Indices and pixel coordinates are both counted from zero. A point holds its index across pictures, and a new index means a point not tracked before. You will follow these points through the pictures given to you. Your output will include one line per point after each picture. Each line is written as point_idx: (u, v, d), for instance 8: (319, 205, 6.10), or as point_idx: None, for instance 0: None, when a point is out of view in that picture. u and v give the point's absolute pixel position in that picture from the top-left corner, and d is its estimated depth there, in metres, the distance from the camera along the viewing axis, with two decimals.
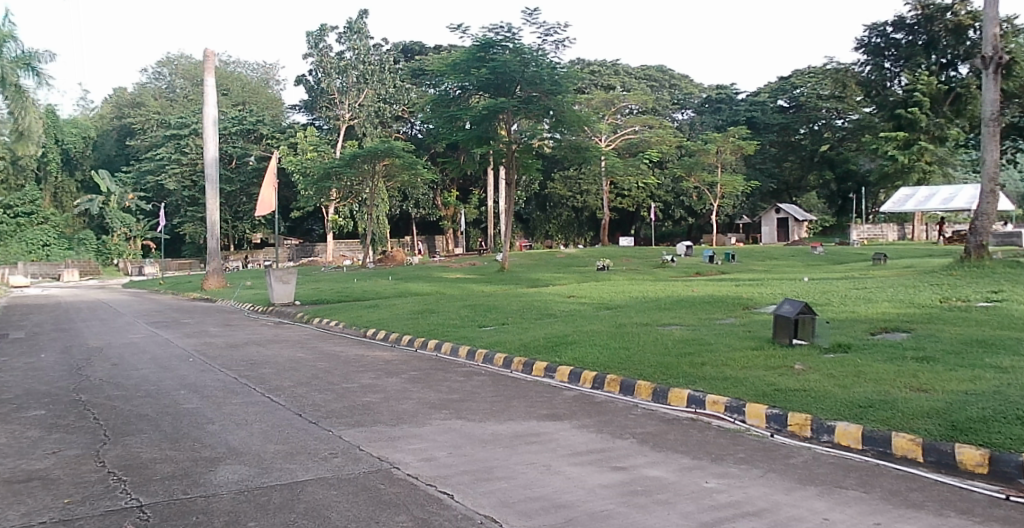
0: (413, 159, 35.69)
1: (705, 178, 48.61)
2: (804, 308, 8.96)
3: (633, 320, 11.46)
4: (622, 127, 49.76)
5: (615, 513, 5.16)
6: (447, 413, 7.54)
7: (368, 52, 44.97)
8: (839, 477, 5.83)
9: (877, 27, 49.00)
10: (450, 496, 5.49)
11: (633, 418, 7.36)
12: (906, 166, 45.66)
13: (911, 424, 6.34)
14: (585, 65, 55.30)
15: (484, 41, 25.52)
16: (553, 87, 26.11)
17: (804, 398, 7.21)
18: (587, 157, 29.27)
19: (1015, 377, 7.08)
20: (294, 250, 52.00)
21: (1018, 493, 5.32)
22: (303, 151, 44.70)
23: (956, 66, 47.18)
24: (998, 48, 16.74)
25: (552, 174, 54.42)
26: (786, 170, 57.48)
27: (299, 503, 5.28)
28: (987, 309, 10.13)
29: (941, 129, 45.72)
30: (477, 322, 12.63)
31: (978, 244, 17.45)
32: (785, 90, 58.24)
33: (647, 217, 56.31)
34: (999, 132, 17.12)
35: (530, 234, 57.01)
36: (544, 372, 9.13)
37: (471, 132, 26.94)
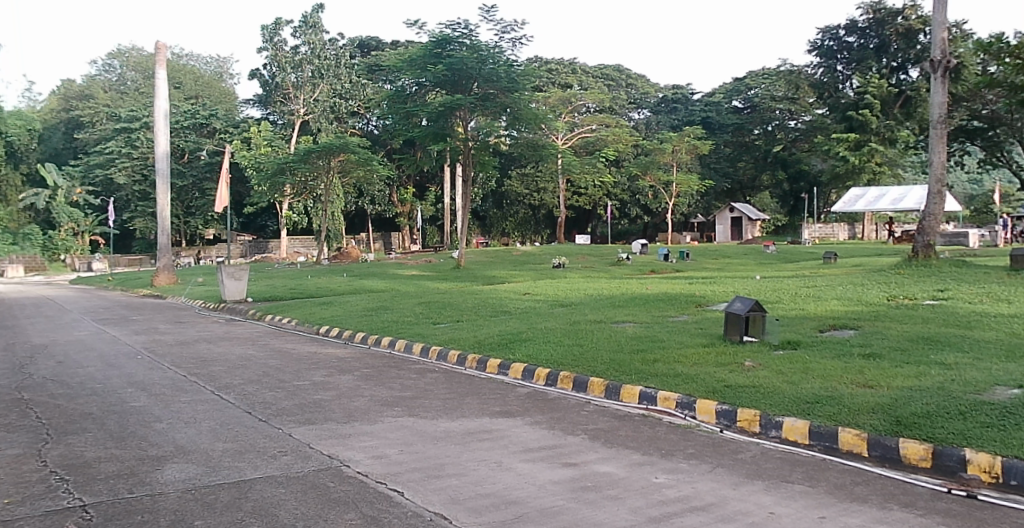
0: (369, 155, 35.41)
1: (661, 178, 49.46)
2: (755, 305, 9.04)
3: (586, 318, 11.49)
4: (579, 125, 50.01)
5: (565, 509, 5.20)
6: (399, 410, 7.48)
7: (324, 46, 44.60)
8: (786, 471, 5.93)
9: (830, 31, 50.65)
10: (400, 493, 5.47)
11: (585, 414, 7.38)
12: (858, 167, 46.49)
13: (857, 419, 6.48)
14: (542, 63, 55.10)
15: (441, 38, 25.53)
16: (510, 84, 26.15)
17: (753, 394, 7.30)
18: (543, 154, 29.67)
19: (959, 373, 7.26)
20: (248, 246, 51.55)
21: (958, 486, 5.47)
22: (257, 146, 44.10)
23: (907, 69, 48.95)
24: (947, 52, 17.11)
25: (510, 171, 54.54)
26: (740, 170, 58.13)
27: (247, 502, 5.21)
28: (932, 306, 10.37)
29: (891, 131, 46.90)
30: (431, 319, 12.57)
31: (925, 244, 17.84)
32: (740, 90, 59.02)
33: (603, 215, 56.53)
34: (946, 135, 17.51)
35: (486, 232, 56.63)
36: (498, 369, 9.13)
37: (427, 129, 26.83)
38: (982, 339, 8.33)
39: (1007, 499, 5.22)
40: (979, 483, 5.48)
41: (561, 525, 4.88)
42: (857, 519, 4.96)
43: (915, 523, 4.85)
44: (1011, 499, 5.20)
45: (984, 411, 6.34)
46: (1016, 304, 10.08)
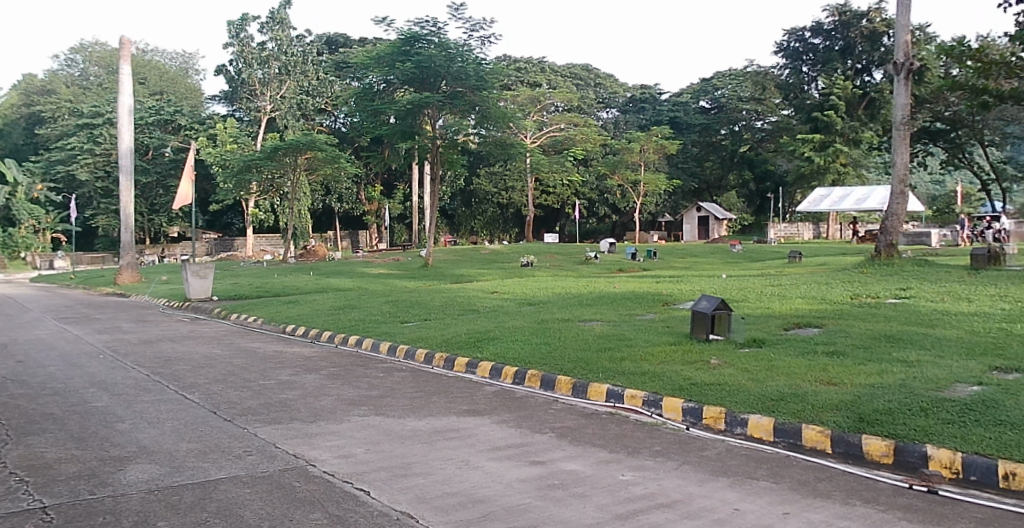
0: (336, 153, 35.17)
1: (628, 177, 50.19)
2: (721, 304, 9.13)
3: (555, 316, 11.51)
4: (548, 124, 50.08)
5: (532, 507, 5.20)
6: (365, 410, 7.44)
7: (291, 43, 44.17)
8: (751, 468, 5.99)
9: (797, 32, 51.47)
10: (367, 493, 5.43)
11: (552, 413, 7.39)
12: (822, 167, 47.42)
13: (821, 416, 6.56)
14: (511, 62, 55.03)
15: (410, 35, 25.40)
16: (478, 83, 26.15)
17: (718, 391, 7.36)
18: (510, 152, 29.76)
19: (920, 371, 7.38)
20: (213, 244, 51.01)
21: (920, 482, 5.57)
22: (223, 143, 43.69)
23: (871, 71, 49.92)
24: (909, 55, 17.42)
25: (478, 170, 54.55)
26: (707, 170, 58.60)
27: (211, 502, 5.15)
28: (893, 305, 10.53)
29: (855, 132, 47.87)
30: (399, 318, 12.53)
31: (888, 244, 18.13)
32: (706, 91, 60.31)
33: (572, 214, 56.67)
34: (908, 136, 17.82)
35: (454, 230, 56.41)
36: (465, 368, 9.11)
37: (396, 127, 26.71)
38: (943, 337, 8.48)
39: (966, 494, 5.34)
40: (940, 479, 5.59)
41: (528, 523, 4.88)
42: (820, 515, 5.04)
43: (877, 519, 4.93)
44: (970, 494, 5.32)
45: (944, 408, 6.46)
46: (975, 302, 10.30)
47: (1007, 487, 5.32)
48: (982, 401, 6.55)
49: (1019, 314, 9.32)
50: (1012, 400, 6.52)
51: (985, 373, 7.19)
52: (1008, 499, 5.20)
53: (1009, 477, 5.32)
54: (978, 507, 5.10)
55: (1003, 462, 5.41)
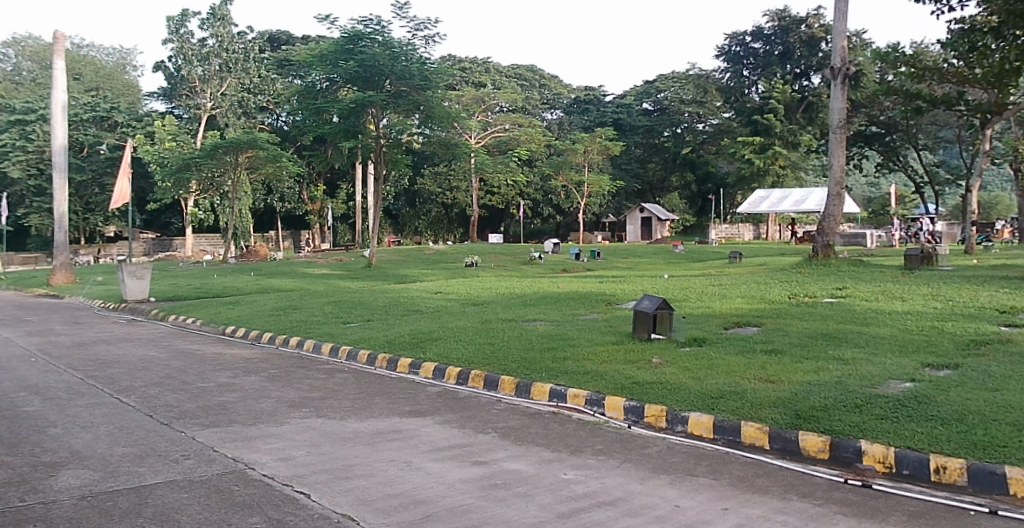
0: (277, 151, 34.87)
1: (573, 177, 51.13)
2: (662, 304, 9.24)
3: (499, 316, 11.54)
4: (492, 124, 50.34)
5: (474, 508, 5.20)
6: (306, 412, 7.35)
7: (231, 40, 43.48)
8: (691, 465, 6.08)
9: (737, 37, 52.76)
10: (307, 496, 5.38)
11: (495, 413, 7.40)
12: (761, 169, 48.66)
13: (759, 413, 6.69)
14: (456, 61, 54.88)
15: (353, 33, 25.15)
16: (423, 82, 26.09)
17: (660, 390, 7.44)
18: (455, 152, 29.89)
19: (854, 368, 7.56)
20: (151, 243, 49.99)
21: (855, 476, 5.72)
22: (161, 140, 42.47)
23: (809, 75, 51.45)
24: (846, 60, 17.79)
25: (422, 170, 54.37)
26: (650, 171, 59.27)
27: (147, 508, 5.04)
28: (831, 304, 10.79)
29: (794, 135, 49.36)
30: (341, 319, 12.42)
31: (825, 244, 18.56)
32: (649, 93, 60.59)
33: (516, 215, 56.81)
34: (844, 139, 18.20)
35: (399, 230, 55.92)
36: (408, 368, 9.07)
37: (339, 126, 26.54)
38: (876, 335, 8.71)
39: (899, 487, 5.49)
40: (873, 473, 5.75)
41: (469, 524, 4.88)
42: (758, 510, 5.13)
43: (813, 513, 5.05)
44: (903, 488, 5.47)
45: (878, 404, 6.63)
46: (907, 300, 10.62)
47: (938, 480, 5.49)
48: (915, 397, 6.75)
49: (948, 312, 9.63)
50: (942, 396, 6.74)
51: (917, 370, 7.41)
52: (940, 492, 5.36)
53: (940, 471, 5.50)
54: (910, 500, 5.25)
55: (933, 455, 5.60)
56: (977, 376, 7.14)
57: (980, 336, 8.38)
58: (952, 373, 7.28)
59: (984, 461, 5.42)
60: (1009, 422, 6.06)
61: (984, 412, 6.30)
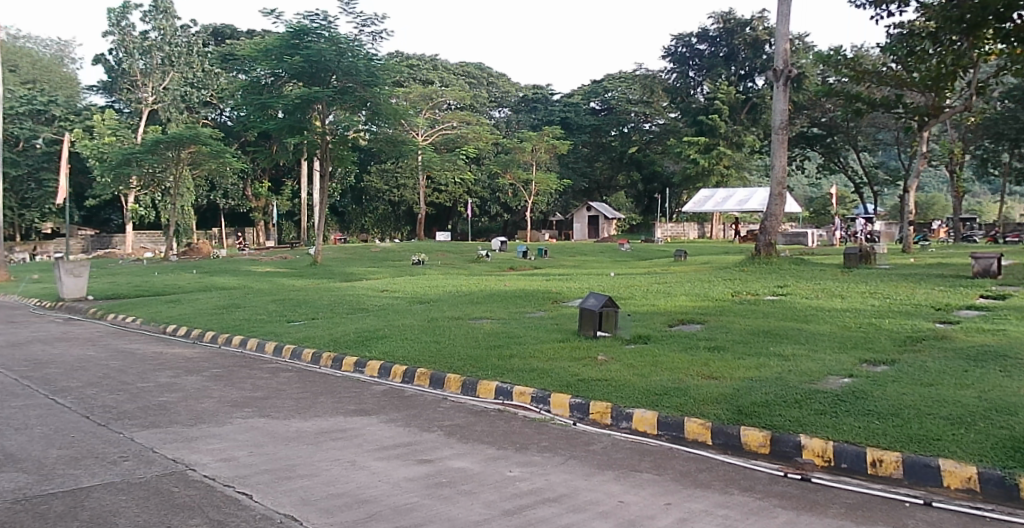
0: (221, 147, 34.33)
1: (521, 176, 51.42)
2: (608, 301, 9.35)
3: (445, 314, 11.52)
4: (439, 122, 50.13)
5: (419, 506, 5.21)
6: (249, 412, 7.26)
7: (174, 33, 42.58)
8: (635, 461, 6.16)
9: (683, 38, 53.95)
10: (249, 496, 5.34)
11: (441, 411, 7.39)
12: (706, 169, 49.44)
13: (702, 409, 6.80)
14: (404, 58, 54.60)
15: (298, 28, 24.87)
16: (370, 79, 26.00)
17: (605, 386, 7.52)
18: (403, 150, 29.49)
19: (794, 364, 7.73)
20: (90, 240, 48.93)
21: (794, 470, 5.86)
22: (100, 135, 41.38)
23: (753, 77, 52.60)
24: (788, 63, 18.09)
25: (369, 167, 53.96)
26: (597, 170, 59.62)
27: (83, 511, 4.95)
28: (772, 301, 11.02)
29: (738, 136, 50.21)
30: (286, 318, 12.26)
31: (767, 243, 18.91)
32: (597, 93, 60.25)
33: (464, 213, 56.93)
34: (787, 140, 18.57)
35: (345, 228, 55.91)
36: (353, 367, 9.02)
37: (284, 121, 26.10)
38: (816, 332, 8.90)
39: (837, 481, 5.63)
40: (812, 467, 5.89)
41: (414, 522, 4.88)
42: (701, 504, 5.23)
43: (754, 507, 5.15)
44: (840, 481, 5.61)
45: (817, 399, 6.80)
46: (846, 298, 10.89)
47: (874, 473, 5.65)
48: (852, 393, 6.93)
49: (885, 310, 9.89)
50: (878, 391, 6.94)
51: (856, 365, 7.60)
52: (877, 485, 5.52)
53: (876, 464, 5.65)
54: (848, 493, 5.39)
55: (870, 449, 5.75)
56: (913, 372, 7.35)
57: (915, 333, 8.63)
58: (888, 369, 7.48)
59: (918, 453, 5.59)
60: (941, 416, 6.26)
61: (919, 406, 6.50)
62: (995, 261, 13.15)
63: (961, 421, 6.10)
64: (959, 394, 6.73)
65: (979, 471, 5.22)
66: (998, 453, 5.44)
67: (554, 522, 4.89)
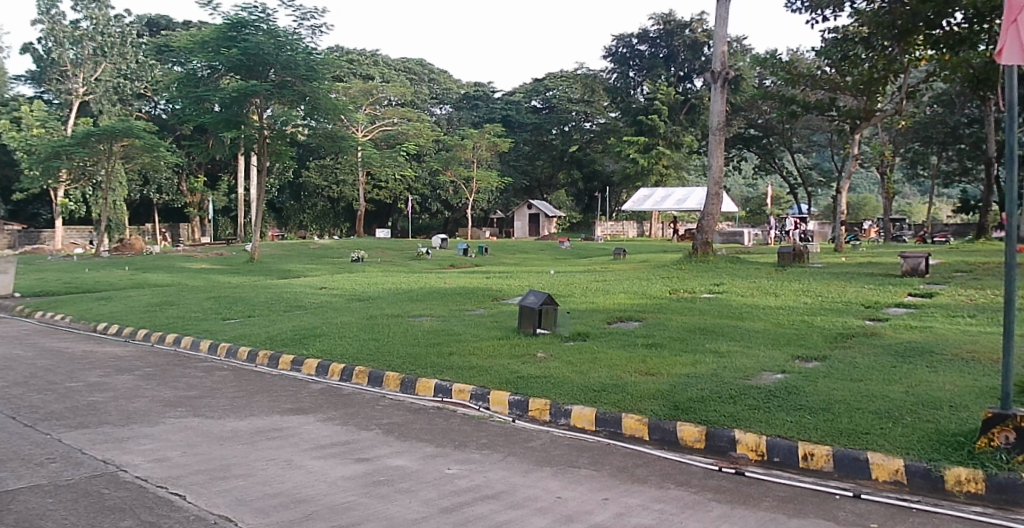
0: (156, 141, 33.62)
1: (461, 172, 51.53)
2: (547, 299, 9.44)
3: (384, 312, 11.50)
4: (380, 118, 49.99)
5: (356, 505, 5.19)
6: (183, 411, 7.15)
7: (108, 23, 41.49)
8: (573, 457, 6.23)
9: (625, 38, 54.12)
10: (182, 497, 5.25)
11: (379, 409, 7.37)
12: (645, 168, 50.03)
13: (639, 405, 6.92)
14: (344, 53, 54.25)
15: (236, 20, 24.59)
16: (308, 73, 25.78)
17: (544, 383, 7.60)
18: (343, 146, 28.38)
19: (729, 361, 7.91)
20: (17, 236, 47.39)
21: (728, 464, 5.99)
22: (27, 127, 40.00)
23: (692, 79, 53.86)
24: (725, 64, 18.43)
25: (307, 162, 53.43)
26: (537, 168, 59.99)
27: (8, 514, 4.82)
28: (709, 299, 11.27)
29: (677, 136, 51.09)
30: (221, 315, 12.10)
31: (704, 242, 19.26)
32: (538, 91, 61.37)
33: (404, 209, 56.82)
34: (723, 141, 19.01)
35: (282, 224, 55.60)
36: (289, 365, 8.94)
37: (220, 115, 25.64)
38: (751, 329, 9.12)
39: (769, 474, 5.78)
40: (746, 461, 6.03)
41: (350, 521, 4.87)
42: (637, 499, 5.32)
43: (688, 501, 5.26)
44: (773, 474, 5.76)
45: (751, 395, 6.96)
46: (780, 296, 11.16)
47: (805, 466, 5.81)
48: (785, 388, 7.12)
49: (817, 307, 10.18)
50: (809, 386, 7.14)
51: (789, 362, 7.80)
52: (808, 477, 5.68)
53: (807, 458, 5.82)
54: (780, 486, 5.53)
55: (802, 443, 5.92)
56: (843, 367, 7.59)
57: (846, 329, 8.90)
58: (819, 365, 7.71)
59: (848, 447, 5.77)
60: (871, 411, 6.46)
61: (849, 401, 6.71)
62: (923, 261, 13.58)
63: (890, 416, 6.30)
64: (887, 389, 6.96)
65: (905, 464, 5.42)
66: (924, 446, 5.64)
67: (492, 519, 4.92)
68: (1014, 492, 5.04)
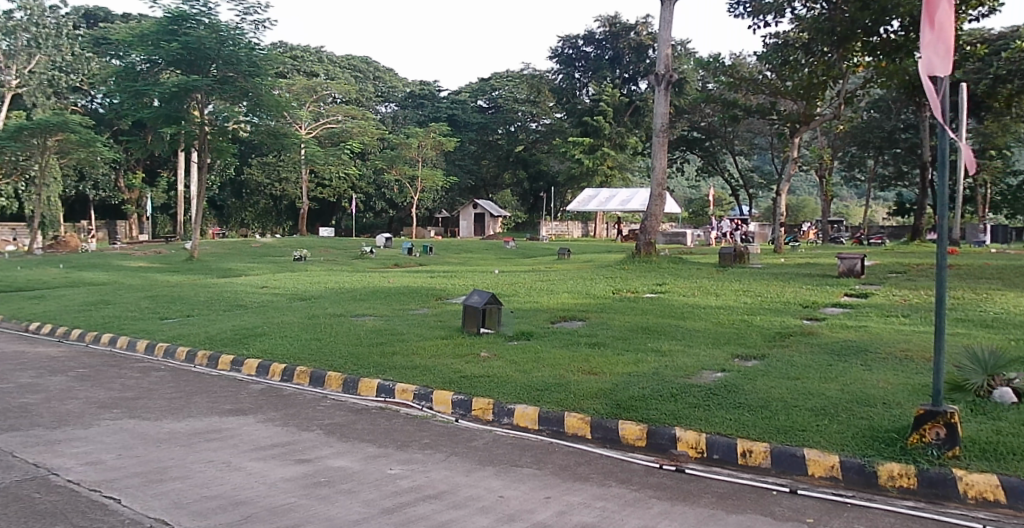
0: (91, 135, 32.75)
1: (406, 171, 52.08)
2: (492, 298, 9.49)
3: (326, 311, 11.44)
4: (324, 115, 49.48)
5: (296, 506, 5.16)
6: (117, 413, 7.03)
7: (42, 14, 38.98)
8: (517, 456, 6.29)
9: (570, 40, 53.92)
10: (117, 501, 5.16)
11: (320, 410, 7.33)
12: (591, 169, 50.75)
13: (583, 404, 7.00)
14: (288, 49, 53.76)
15: (177, 14, 24.28)
16: (251, 69, 25.37)
17: (486, 383, 7.65)
18: (284, 144, 28.56)
19: (670, 360, 8.05)
20: None
21: (669, 462, 6.10)
22: None
23: (636, 81, 54.24)
24: (669, 67, 18.67)
25: (250, 159, 52.83)
26: (483, 167, 59.98)
27: None
28: (651, 299, 11.43)
29: (622, 137, 51.66)
30: (160, 314, 11.89)
31: (647, 243, 19.51)
32: (484, 91, 61.09)
33: (348, 208, 56.61)
34: (667, 143, 19.26)
35: (223, 222, 55.10)
36: (229, 365, 8.85)
37: (160, 110, 25.28)
38: (692, 328, 9.28)
39: (709, 471, 5.89)
40: (686, 458, 6.15)
41: (290, 523, 4.83)
42: (579, 497, 5.39)
43: (630, 499, 5.35)
44: (712, 471, 5.88)
45: (691, 393, 7.10)
46: (720, 296, 11.38)
47: (744, 463, 5.94)
48: (724, 386, 7.28)
49: (757, 307, 10.40)
50: (747, 385, 7.30)
51: (728, 360, 7.97)
52: (745, 474, 5.80)
53: (746, 454, 5.95)
54: (719, 482, 5.65)
55: (741, 440, 6.05)
56: (780, 366, 7.79)
57: (784, 329, 9.12)
58: (757, 363, 7.90)
59: (784, 444, 5.92)
60: (807, 408, 6.65)
61: (786, 399, 6.88)
62: (859, 262, 13.97)
63: (825, 412, 6.48)
64: (823, 387, 7.15)
65: (840, 460, 5.58)
66: (857, 442, 5.83)
67: (434, 520, 4.94)
68: (944, 486, 5.20)
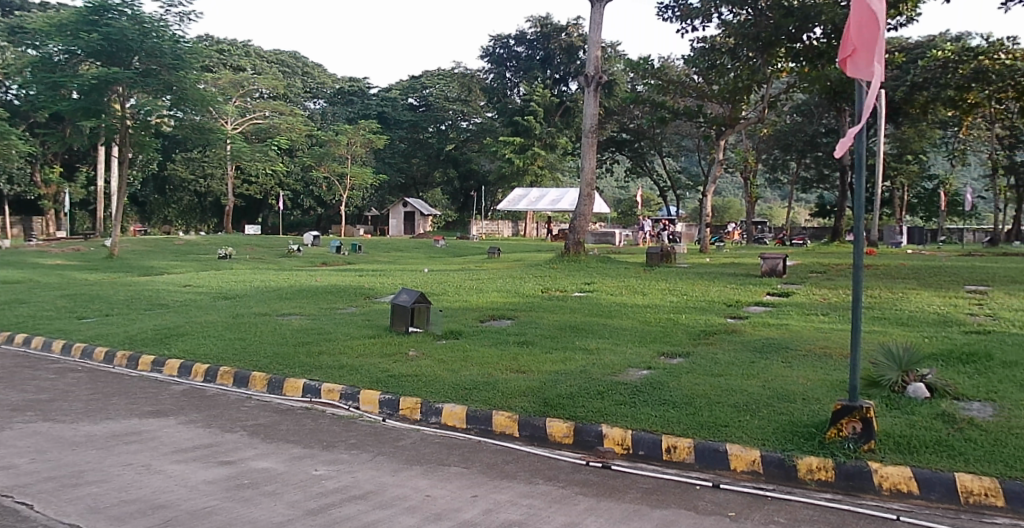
0: (3, 128, 31.30)
1: (335, 169, 52.08)
2: (420, 297, 9.52)
3: (252, 310, 11.28)
4: (250, 111, 48.64)
5: (218, 509, 5.10)
6: (30, 416, 6.84)
7: None
8: (444, 455, 6.33)
9: (502, 39, 54.87)
10: (30, 507, 5.03)
11: (244, 411, 7.26)
12: (520, 168, 51.00)
13: (510, 402, 7.10)
14: (214, 43, 52.61)
15: (97, 4, 23.74)
16: (175, 61, 24.98)
17: (414, 382, 7.69)
18: (211, 138, 27.85)
19: (597, 358, 8.21)
20: None
21: (595, 458, 6.23)
22: None
23: (566, 82, 54.79)
24: (598, 69, 18.86)
25: (173, 155, 51.38)
26: (412, 166, 59.46)
27: None
28: (579, 298, 11.59)
29: (552, 137, 52.03)
30: (76, 314, 11.55)
31: (575, 242, 19.77)
32: (415, 88, 60.09)
33: (276, 205, 55.94)
34: (595, 144, 19.44)
35: (145, 219, 53.15)
36: (150, 366, 8.68)
37: (77, 103, 24.38)
38: (619, 327, 9.46)
39: (634, 467, 6.03)
40: (612, 455, 6.27)
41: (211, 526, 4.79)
42: (505, 495, 5.46)
43: (556, 495, 5.44)
44: (638, 467, 6.01)
45: (618, 391, 7.25)
46: (646, 295, 11.63)
47: (668, 458, 6.11)
48: (649, 383, 7.46)
49: (683, 305, 10.64)
50: (672, 382, 7.50)
51: (654, 358, 8.16)
52: (670, 469, 5.96)
53: (670, 450, 6.11)
54: (644, 478, 5.78)
55: (665, 436, 6.21)
56: (703, 362, 8.02)
57: (709, 327, 9.37)
58: (682, 361, 8.10)
59: (708, 440, 6.10)
60: (730, 404, 6.85)
61: (709, 395, 7.08)
62: (780, 262, 14.41)
63: (747, 408, 6.70)
64: (745, 384, 7.37)
65: (761, 454, 5.78)
66: (777, 437, 6.03)
67: (359, 520, 4.94)
68: (860, 479, 5.41)
